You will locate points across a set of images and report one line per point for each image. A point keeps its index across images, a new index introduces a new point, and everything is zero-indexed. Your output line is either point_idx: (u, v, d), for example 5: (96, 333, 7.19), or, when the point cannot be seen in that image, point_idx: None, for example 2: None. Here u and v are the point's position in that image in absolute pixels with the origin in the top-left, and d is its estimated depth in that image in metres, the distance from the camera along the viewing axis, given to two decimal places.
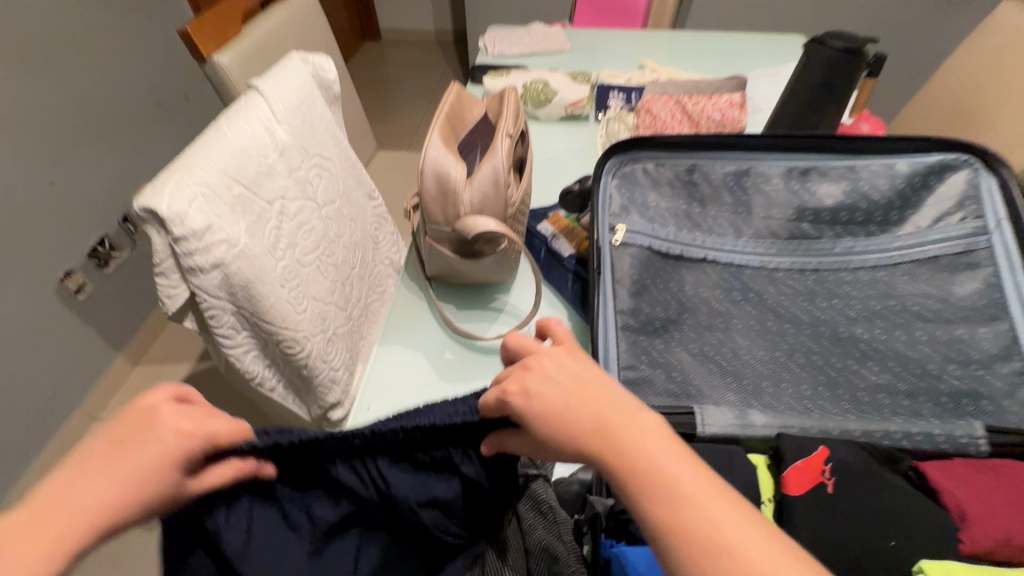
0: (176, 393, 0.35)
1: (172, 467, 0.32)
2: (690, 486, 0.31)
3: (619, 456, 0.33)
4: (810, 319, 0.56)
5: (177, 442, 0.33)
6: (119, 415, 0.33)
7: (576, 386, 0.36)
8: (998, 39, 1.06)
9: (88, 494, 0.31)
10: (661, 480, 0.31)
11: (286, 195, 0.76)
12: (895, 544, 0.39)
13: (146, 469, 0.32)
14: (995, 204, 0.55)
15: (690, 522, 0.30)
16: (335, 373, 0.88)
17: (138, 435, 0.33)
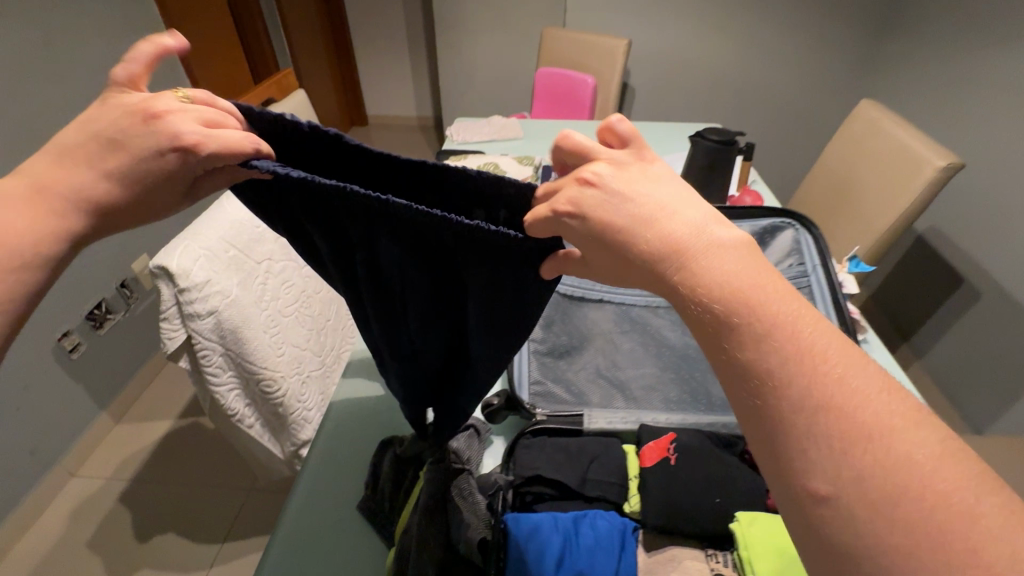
0: (184, 109, 0.38)
1: (169, 181, 0.38)
2: (803, 333, 0.29)
3: (702, 272, 0.31)
4: (682, 344, 0.73)
5: (162, 157, 0.37)
6: (115, 103, 0.39)
7: (683, 214, 0.34)
8: (858, 126, 1.31)
9: (79, 185, 0.38)
10: (762, 306, 0.30)
11: (273, 257, 0.92)
12: (718, 500, 0.53)
13: (132, 170, 0.38)
14: (812, 254, 0.73)
15: (797, 373, 0.28)
16: (308, 411, 1.00)
17: (132, 136, 0.37)
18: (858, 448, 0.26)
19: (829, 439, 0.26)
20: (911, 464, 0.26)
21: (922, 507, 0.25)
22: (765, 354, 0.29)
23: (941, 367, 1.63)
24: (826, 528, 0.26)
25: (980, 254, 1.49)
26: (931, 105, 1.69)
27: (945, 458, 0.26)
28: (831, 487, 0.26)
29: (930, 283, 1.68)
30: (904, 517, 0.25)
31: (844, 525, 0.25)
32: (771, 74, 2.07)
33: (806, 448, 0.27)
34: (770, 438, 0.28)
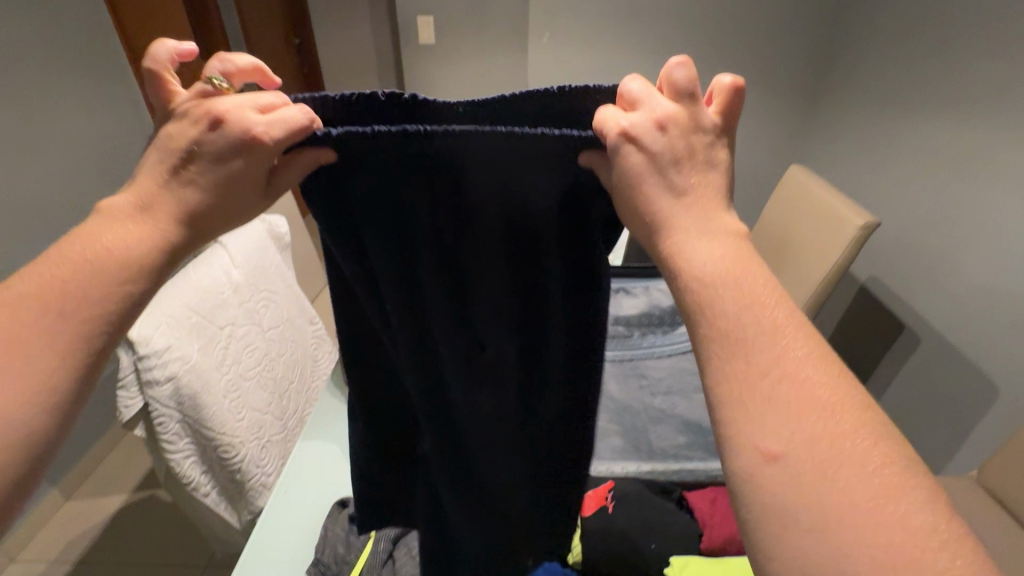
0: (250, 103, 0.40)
1: (241, 173, 0.40)
2: (771, 319, 0.35)
3: (686, 255, 0.37)
4: (625, 397, 0.77)
5: (236, 152, 0.39)
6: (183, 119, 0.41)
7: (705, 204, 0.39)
8: (790, 188, 1.44)
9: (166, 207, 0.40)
10: (749, 293, 0.36)
11: (236, 323, 0.95)
12: (654, 545, 0.59)
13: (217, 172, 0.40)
14: None
15: (760, 354, 0.34)
16: (267, 477, 1.00)
17: (203, 140, 0.39)
18: (800, 431, 0.32)
19: (781, 412, 0.32)
20: (840, 439, 0.31)
21: (856, 473, 0.30)
22: (739, 326, 0.35)
23: (894, 408, 1.69)
24: (769, 485, 0.31)
25: (915, 300, 1.60)
26: (859, 167, 1.86)
27: (870, 439, 0.31)
28: (781, 451, 0.31)
29: (877, 330, 1.78)
30: (833, 483, 0.30)
31: (790, 485, 0.30)
32: None
33: (764, 421, 0.32)
34: (737, 408, 0.33)
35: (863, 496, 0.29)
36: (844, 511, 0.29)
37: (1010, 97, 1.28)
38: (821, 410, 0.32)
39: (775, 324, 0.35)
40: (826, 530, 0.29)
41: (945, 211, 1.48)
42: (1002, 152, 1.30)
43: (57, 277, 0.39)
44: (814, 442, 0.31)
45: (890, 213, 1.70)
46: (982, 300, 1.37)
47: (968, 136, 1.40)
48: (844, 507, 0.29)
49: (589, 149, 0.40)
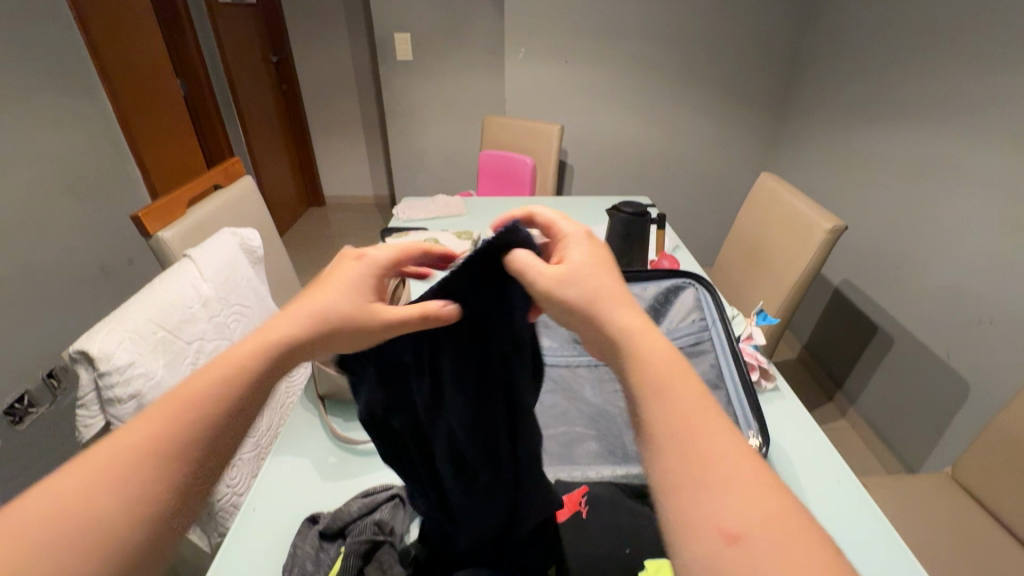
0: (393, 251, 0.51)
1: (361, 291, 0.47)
2: (693, 398, 0.38)
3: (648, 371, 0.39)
4: (599, 402, 0.75)
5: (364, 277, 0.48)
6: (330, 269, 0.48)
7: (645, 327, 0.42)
8: (760, 196, 1.47)
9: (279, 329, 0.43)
10: (680, 396, 0.38)
11: (204, 338, 0.93)
12: (628, 551, 0.58)
13: (348, 291, 0.46)
14: (713, 310, 0.81)
15: (694, 436, 0.36)
16: (237, 498, 0.96)
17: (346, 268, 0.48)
18: (745, 515, 0.33)
19: (726, 497, 0.34)
20: (775, 506, 0.34)
21: (798, 549, 0.32)
22: (678, 416, 0.37)
23: (870, 411, 1.72)
24: (728, 561, 0.31)
25: (885, 303, 1.64)
26: (827, 176, 1.91)
27: (792, 514, 0.34)
28: (741, 530, 0.32)
29: (850, 333, 1.82)
30: (777, 547, 0.32)
31: (755, 565, 0.31)
32: (692, 152, 2.30)
33: (713, 504, 0.33)
34: (683, 501, 0.34)
35: (809, 557, 0.31)
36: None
37: (964, 106, 1.35)
38: (751, 480, 0.35)
39: (694, 405, 0.38)
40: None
41: (909, 216, 1.53)
42: (962, 160, 1.36)
43: (188, 384, 0.39)
44: (761, 511, 0.33)
45: (857, 220, 1.76)
46: (948, 301, 1.42)
47: (927, 144, 1.46)
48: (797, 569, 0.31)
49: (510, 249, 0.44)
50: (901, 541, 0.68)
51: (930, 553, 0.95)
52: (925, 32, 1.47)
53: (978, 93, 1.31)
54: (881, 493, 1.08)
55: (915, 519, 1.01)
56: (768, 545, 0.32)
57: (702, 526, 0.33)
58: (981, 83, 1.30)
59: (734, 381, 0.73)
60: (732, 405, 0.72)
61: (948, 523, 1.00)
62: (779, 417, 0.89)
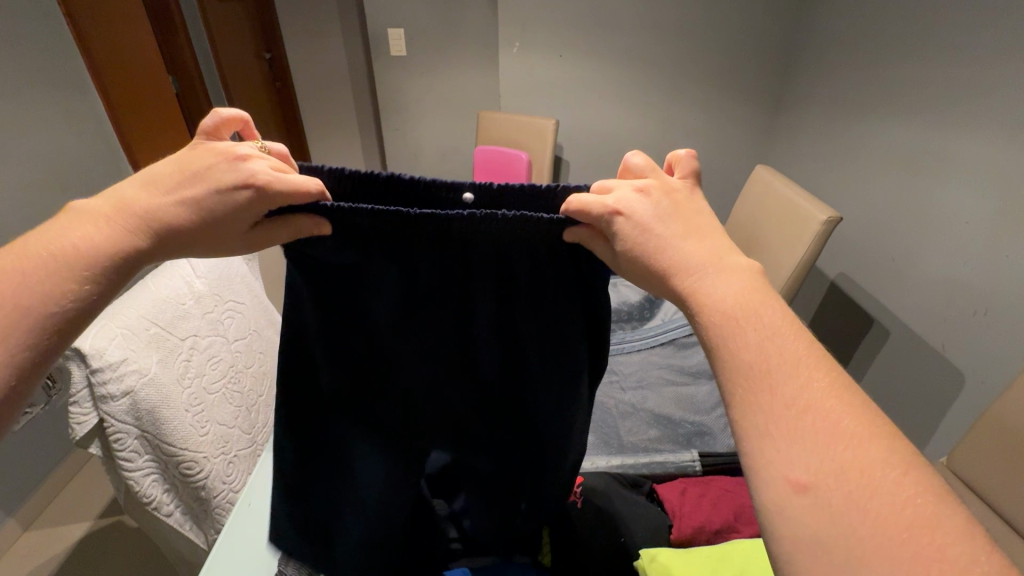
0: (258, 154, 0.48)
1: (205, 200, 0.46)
2: (768, 332, 0.39)
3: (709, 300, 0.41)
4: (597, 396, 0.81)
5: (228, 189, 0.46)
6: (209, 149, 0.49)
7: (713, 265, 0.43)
8: (756, 189, 1.47)
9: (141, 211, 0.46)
10: (768, 341, 0.38)
11: (199, 334, 0.92)
12: (622, 539, 0.58)
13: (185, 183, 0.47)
14: None
15: (765, 378, 0.37)
16: (234, 494, 0.96)
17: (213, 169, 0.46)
18: (826, 462, 0.33)
19: (808, 445, 0.34)
20: (855, 443, 0.34)
21: (888, 496, 0.31)
22: (753, 359, 0.38)
23: (868, 404, 1.72)
24: (799, 507, 0.33)
25: (880, 294, 1.65)
26: (821, 168, 1.92)
27: (889, 461, 0.33)
28: (811, 479, 0.33)
29: (845, 324, 1.83)
30: (855, 482, 0.32)
31: (822, 515, 0.32)
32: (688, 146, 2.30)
33: (795, 451, 0.34)
34: (763, 441, 0.35)
35: (888, 490, 0.32)
36: (871, 521, 0.31)
37: (958, 96, 1.35)
38: (834, 416, 0.35)
39: (770, 339, 0.38)
40: (850, 528, 0.31)
41: (904, 207, 1.54)
42: (956, 150, 1.36)
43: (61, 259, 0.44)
44: (836, 445, 0.34)
45: (851, 213, 1.76)
46: (942, 292, 1.42)
47: (921, 135, 1.47)
48: (873, 507, 0.31)
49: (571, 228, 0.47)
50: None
51: None
52: (919, 22, 1.47)
53: (971, 84, 1.31)
54: None
55: None
56: (852, 496, 0.32)
57: (775, 464, 0.34)
58: (973, 73, 1.31)
59: None
60: None
61: None
62: None
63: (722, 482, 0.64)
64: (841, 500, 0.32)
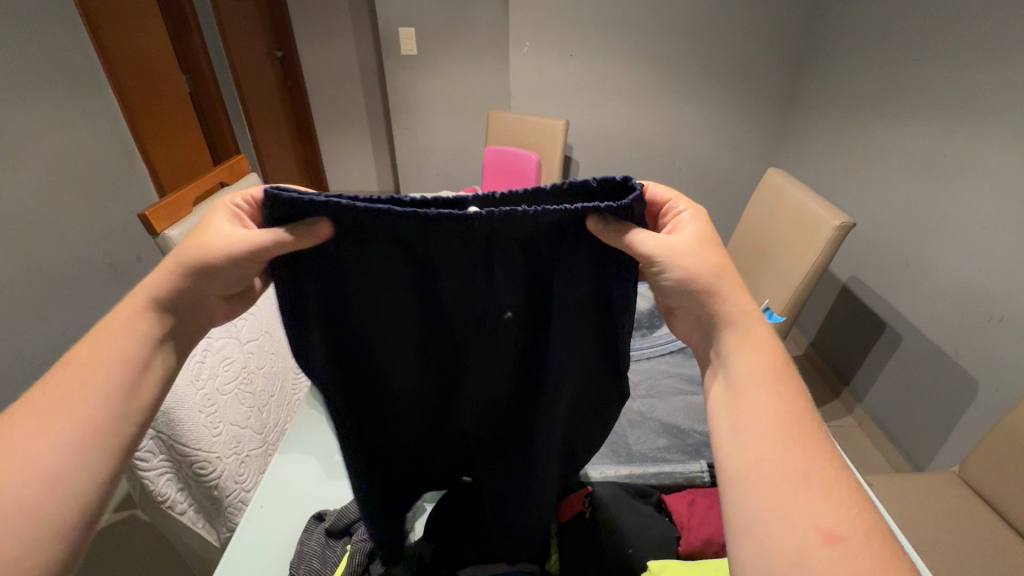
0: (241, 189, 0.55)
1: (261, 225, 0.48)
2: (763, 402, 0.43)
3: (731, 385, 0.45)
4: None
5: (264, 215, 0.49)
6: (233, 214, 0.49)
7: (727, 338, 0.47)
8: (768, 193, 1.45)
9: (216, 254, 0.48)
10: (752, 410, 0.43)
11: (212, 335, 0.94)
12: (631, 550, 0.58)
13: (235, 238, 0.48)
14: None
15: (780, 444, 0.41)
16: (246, 493, 0.97)
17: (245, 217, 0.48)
18: (807, 531, 0.37)
19: (790, 511, 0.38)
20: (836, 509, 0.38)
21: (859, 559, 0.36)
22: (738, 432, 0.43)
23: (880, 411, 1.70)
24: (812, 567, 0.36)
25: (892, 299, 1.63)
26: (834, 171, 1.90)
27: (864, 526, 0.37)
28: (806, 546, 0.36)
29: (857, 327, 1.81)
30: (851, 544, 0.36)
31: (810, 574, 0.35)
32: (699, 147, 2.28)
33: (780, 516, 0.38)
34: (751, 509, 0.39)
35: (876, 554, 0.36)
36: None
37: (976, 99, 1.33)
38: (832, 486, 0.39)
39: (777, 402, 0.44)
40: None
41: (917, 212, 1.52)
42: (972, 155, 1.34)
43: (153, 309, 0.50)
44: (837, 513, 0.38)
45: (864, 217, 1.74)
46: (956, 298, 1.40)
47: (936, 140, 1.45)
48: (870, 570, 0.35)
49: (591, 219, 0.45)
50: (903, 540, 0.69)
51: (934, 550, 0.95)
52: (937, 23, 1.44)
53: (988, 88, 1.30)
54: (884, 489, 1.08)
55: (920, 516, 1.01)
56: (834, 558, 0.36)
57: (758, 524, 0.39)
58: (990, 77, 1.29)
59: None
60: None
61: (954, 520, 1.00)
62: None
63: None
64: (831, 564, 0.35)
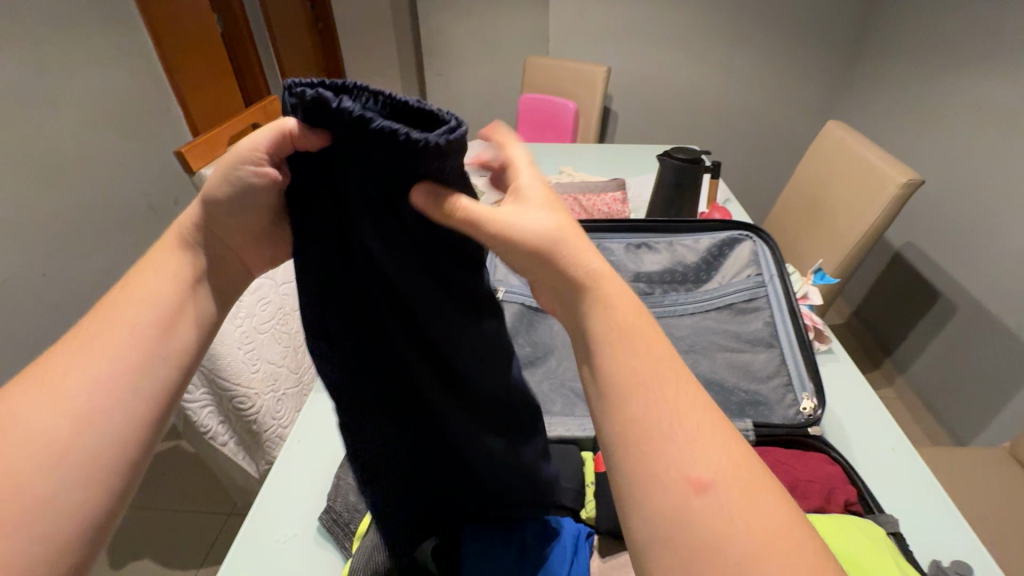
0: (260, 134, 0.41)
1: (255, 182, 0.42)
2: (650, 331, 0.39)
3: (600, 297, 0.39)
4: None
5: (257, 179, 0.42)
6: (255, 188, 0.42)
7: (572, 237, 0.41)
8: (828, 146, 1.35)
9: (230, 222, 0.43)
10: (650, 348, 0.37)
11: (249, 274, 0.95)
12: None
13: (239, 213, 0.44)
14: (768, 264, 0.76)
15: (656, 395, 0.35)
16: (284, 429, 1.00)
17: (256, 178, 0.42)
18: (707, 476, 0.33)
19: (692, 448, 0.34)
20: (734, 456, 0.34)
21: (768, 515, 0.32)
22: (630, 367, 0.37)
23: (926, 384, 1.62)
24: (695, 534, 0.31)
25: (950, 267, 1.53)
26: (899, 128, 1.75)
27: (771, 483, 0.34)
28: (708, 479, 0.32)
29: (907, 296, 1.72)
30: (735, 497, 0.32)
31: (714, 512, 0.31)
32: (750, 99, 2.14)
33: (685, 450, 0.33)
34: (643, 451, 0.34)
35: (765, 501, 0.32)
36: (756, 540, 0.30)
37: None
38: (715, 436, 0.35)
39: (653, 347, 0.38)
40: (744, 550, 0.30)
41: (991, 173, 1.39)
42: None
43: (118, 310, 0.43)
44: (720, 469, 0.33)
45: (929, 177, 1.61)
46: None
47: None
48: (763, 526, 0.31)
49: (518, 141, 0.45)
50: (954, 510, 0.65)
51: (979, 522, 0.92)
52: None
53: None
54: (929, 460, 1.04)
55: (966, 488, 0.98)
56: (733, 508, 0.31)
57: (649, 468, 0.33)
58: None
59: (790, 342, 0.69)
60: (787, 365, 0.68)
61: (1002, 495, 0.96)
62: (833, 377, 0.84)
63: (779, 455, 0.59)
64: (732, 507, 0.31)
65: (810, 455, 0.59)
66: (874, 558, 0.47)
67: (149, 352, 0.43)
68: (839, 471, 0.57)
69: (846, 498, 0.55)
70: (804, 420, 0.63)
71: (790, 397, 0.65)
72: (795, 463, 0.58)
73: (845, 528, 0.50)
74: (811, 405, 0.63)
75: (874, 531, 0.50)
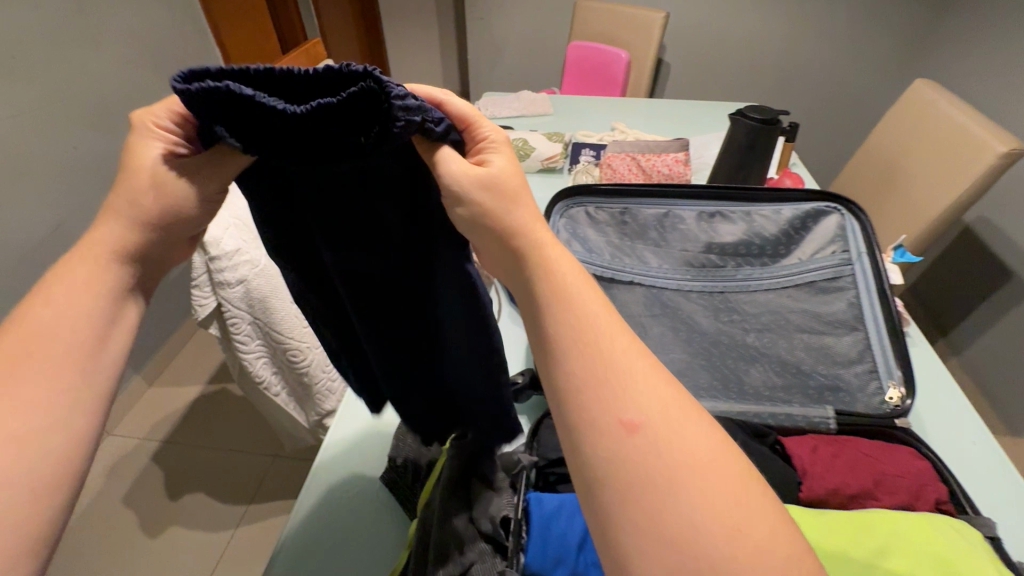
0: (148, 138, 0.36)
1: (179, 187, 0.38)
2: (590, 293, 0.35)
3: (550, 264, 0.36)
4: (714, 329, 0.70)
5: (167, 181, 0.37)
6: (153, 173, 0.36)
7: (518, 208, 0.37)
8: (912, 109, 1.23)
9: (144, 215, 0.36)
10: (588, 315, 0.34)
11: None
12: None
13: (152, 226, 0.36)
14: (857, 241, 0.69)
15: (606, 369, 0.32)
16: (334, 383, 1.01)
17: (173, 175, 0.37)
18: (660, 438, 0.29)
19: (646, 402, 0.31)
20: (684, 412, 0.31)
21: (719, 472, 0.29)
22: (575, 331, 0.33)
23: (985, 369, 1.53)
24: (664, 525, 0.27)
25: None
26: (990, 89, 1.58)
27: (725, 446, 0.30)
28: (644, 428, 0.30)
29: (973, 273, 1.61)
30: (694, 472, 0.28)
31: (664, 471, 0.28)
32: (817, 52, 1.96)
33: (629, 407, 0.30)
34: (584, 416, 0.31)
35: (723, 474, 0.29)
36: (723, 524, 0.27)
37: None
38: (670, 404, 0.31)
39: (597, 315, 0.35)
40: (713, 533, 0.27)
41: None
42: None
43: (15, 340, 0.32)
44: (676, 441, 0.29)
45: None
46: None
47: None
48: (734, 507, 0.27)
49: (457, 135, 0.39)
50: None
51: None
52: None
53: None
54: None
55: None
56: (684, 463, 0.29)
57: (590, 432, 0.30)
58: None
59: (878, 327, 0.64)
60: (874, 350, 0.63)
61: None
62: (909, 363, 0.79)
63: (862, 447, 0.56)
64: (685, 464, 0.28)
65: (896, 449, 0.56)
66: (974, 565, 0.44)
67: (86, 382, 0.32)
68: (928, 468, 0.54)
69: (936, 496, 0.52)
70: (891, 411, 0.59)
71: (874, 385, 0.61)
72: (881, 456, 0.55)
73: (940, 530, 0.47)
74: (899, 396, 0.59)
75: (971, 534, 0.47)
